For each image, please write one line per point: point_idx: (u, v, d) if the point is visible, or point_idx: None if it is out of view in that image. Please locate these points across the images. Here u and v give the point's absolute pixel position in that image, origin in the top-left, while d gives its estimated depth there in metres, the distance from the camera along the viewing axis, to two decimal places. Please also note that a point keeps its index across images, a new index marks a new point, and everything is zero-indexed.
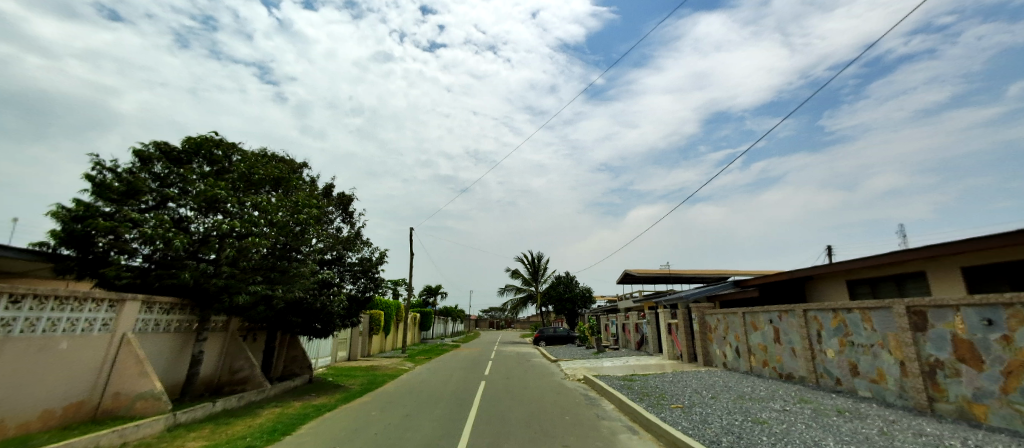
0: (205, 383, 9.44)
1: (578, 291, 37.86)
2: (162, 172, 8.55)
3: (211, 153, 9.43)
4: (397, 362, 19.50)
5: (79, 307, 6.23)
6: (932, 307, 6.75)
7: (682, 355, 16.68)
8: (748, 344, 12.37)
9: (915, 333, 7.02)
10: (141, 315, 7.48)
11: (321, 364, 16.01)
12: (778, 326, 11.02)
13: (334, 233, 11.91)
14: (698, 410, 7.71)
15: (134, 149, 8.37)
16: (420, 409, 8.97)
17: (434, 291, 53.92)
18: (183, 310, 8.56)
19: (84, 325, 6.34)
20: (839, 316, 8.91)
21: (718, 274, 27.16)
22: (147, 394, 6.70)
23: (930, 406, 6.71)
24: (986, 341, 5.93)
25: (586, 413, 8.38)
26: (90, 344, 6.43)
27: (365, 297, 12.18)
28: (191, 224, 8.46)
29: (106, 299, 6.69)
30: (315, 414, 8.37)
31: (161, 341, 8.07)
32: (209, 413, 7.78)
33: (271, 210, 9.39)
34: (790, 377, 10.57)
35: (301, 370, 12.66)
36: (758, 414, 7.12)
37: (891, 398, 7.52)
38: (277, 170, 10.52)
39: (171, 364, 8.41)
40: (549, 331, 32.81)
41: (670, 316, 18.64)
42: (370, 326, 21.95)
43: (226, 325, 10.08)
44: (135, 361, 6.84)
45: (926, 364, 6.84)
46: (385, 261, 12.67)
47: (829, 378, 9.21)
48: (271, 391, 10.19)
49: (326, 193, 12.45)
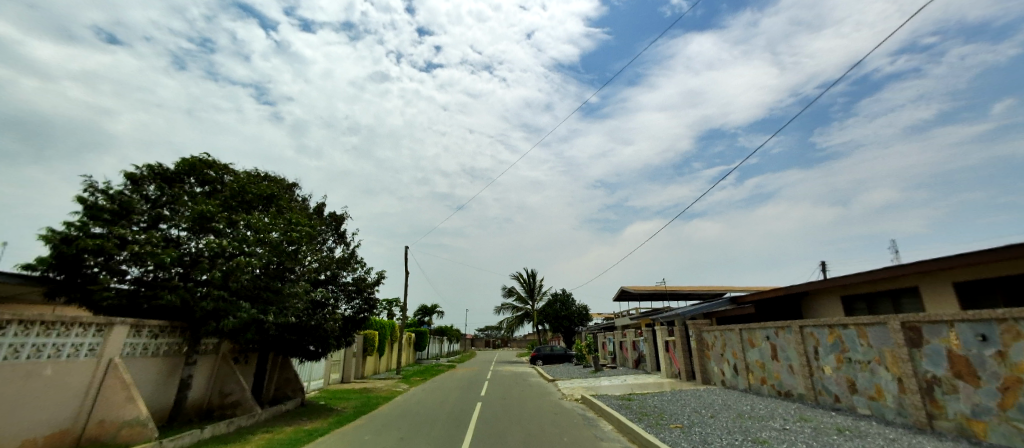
0: (194, 409, 9.19)
1: (575, 309, 37.61)
2: (154, 194, 8.54)
3: (204, 174, 9.47)
4: (392, 383, 19.21)
5: (65, 331, 6.12)
6: (926, 322, 6.76)
7: (680, 373, 16.49)
8: (746, 361, 12.31)
9: (911, 349, 7.01)
10: (130, 339, 7.34)
11: (314, 387, 15.72)
12: (775, 342, 10.97)
13: (329, 253, 11.82)
14: (697, 430, 7.58)
15: (126, 171, 8.36)
16: (416, 432, 8.81)
17: (428, 310, 53.42)
18: (173, 334, 8.38)
19: (70, 350, 6.22)
20: (835, 332, 8.90)
21: (713, 291, 27.18)
22: (133, 421, 6.55)
23: (931, 423, 6.64)
24: (981, 357, 5.92)
25: (585, 434, 8.24)
26: (76, 370, 6.29)
27: (360, 317, 12.05)
28: (183, 244, 8.43)
29: (94, 323, 6.58)
30: (307, 439, 8.19)
31: (149, 366, 7.88)
32: (197, 439, 7.57)
33: (263, 229, 9.42)
34: (788, 395, 10.47)
35: (293, 393, 12.41)
36: (758, 433, 7.03)
37: (890, 415, 7.45)
38: (270, 188, 10.55)
39: (160, 388, 8.21)
40: (546, 350, 32.52)
41: (668, 333, 18.46)
42: (364, 347, 21.67)
43: (217, 348, 9.90)
44: (121, 387, 6.69)
45: (924, 380, 6.79)
46: (380, 280, 12.56)
47: (828, 395, 9.11)
48: (263, 416, 9.94)
49: (318, 213, 12.40)
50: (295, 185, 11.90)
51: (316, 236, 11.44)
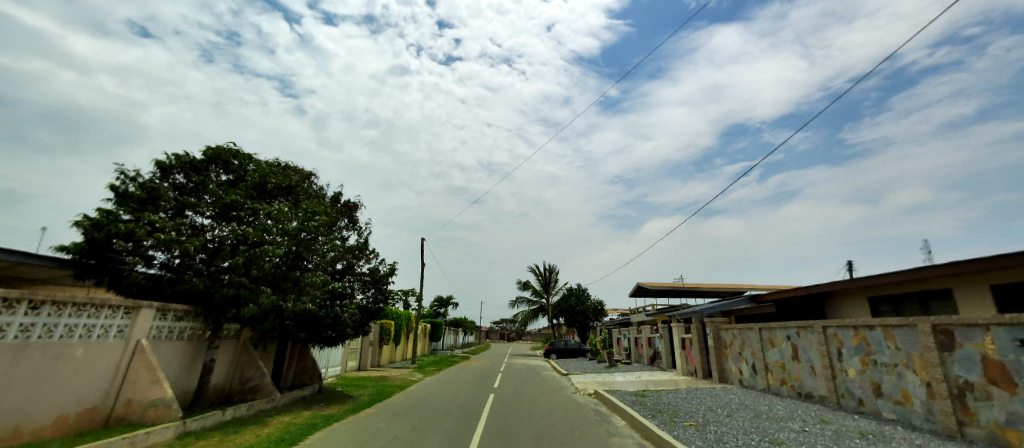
0: (216, 392, 9.46)
1: (590, 304, 37.43)
2: (181, 182, 8.75)
3: (228, 163, 9.65)
4: (406, 373, 19.49)
5: (95, 313, 6.35)
6: (959, 326, 6.48)
7: (696, 371, 16.26)
8: (765, 361, 12.03)
9: (941, 353, 6.73)
10: (156, 322, 7.59)
11: (331, 374, 16.05)
12: (796, 342, 10.69)
13: (344, 243, 11.97)
14: (713, 429, 7.46)
15: (156, 159, 8.56)
16: (428, 422, 8.88)
17: (443, 302, 53.89)
18: (197, 318, 8.62)
19: (100, 331, 6.45)
20: (860, 334, 8.61)
21: (732, 289, 26.67)
22: (158, 402, 6.78)
23: (961, 430, 6.38)
24: (1018, 363, 5.64)
25: (597, 429, 8.20)
26: (106, 350, 6.53)
27: (376, 308, 12.19)
28: (209, 231, 8.68)
29: (122, 306, 6.81)
30: (323, 424, 8.35)
31: (174, 349, 8.14)
32: (219, 421, 7.81)
33: (283, 219, 9.60)
34: (809, 397, 10.20)
35: (311, 379, 12.68)
36: (776, 434, 6.88)
37: (917, 421, 7.18)
38: (290, 178, 10.74)
39: (185, 371, 8.50)
40: (560, 345, 32.48)
41: (684, 330, 18.20)
42: (380, 337, 22.02)
43: (238, 333, 10.16)
44: (148, 368, 6.92)
45: (955, 386, 6.52)
46: (394, 271, 12.70)
47: (851, 398, 8.84)
48: (281, 401, 10.19)
49: (334, 202, 12.55)
50: (314, 174, 12.06)
51: (332, 226, 11.60)
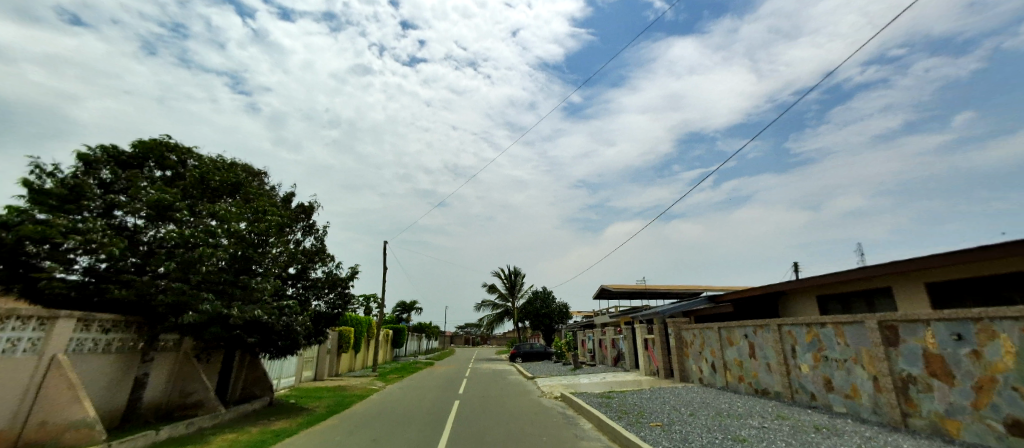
0: (151, 409, 8.65)
1: (555, 307, 37.60)
2: (108, 178, 7.91)
3: (163, 158, 8.89)
4: (367, 381, 18.75)
5: (1, 325, 5.59)
6: (903, 321, 6.79)
7: (658, 371, 16.53)
8: (724, 359, 12.35)
9: (888, 348, 7.04)
10: (77, 334, 6.82)
11: (284, 384, 15.16)
12: (753, 340, 11.02)
13: (298, 246, 11.31)
14: (678, 428, 7.46)
15: (78, 153, 7.74)
16: (388, 433, 8.45)
17: (407, 307, 52.74)
18: (128, 328, 7.86)
19: (6, 346, 5.69)
20: (813, 331, 8.93)
21: (691, 290, 27.48)
22: (80, 423, 6.14)
23: (905, 421, 6.68)
24: (956, 356, 5.95)
25: (564, 433, 8.07)
26: (14, 367, 5.78)
27: (334, 314, 11.61)
28: (142, 233, 7.98)
29: (35, 316, 6.06)
30: (273, 440, 7.76)
31: (100, 363, 7.36)
32: (152, 442, 7.10)
33: (228, 220, 8.91)
34: (765, 393, 10.52)
35: (261, 391, 11.91)
36: (738, 431, 6.95)
37: (865, 413, 7.50)
38: (235, 175, 10.05)
39: (112, 387, 7.72)
40: (525, 348, 32.37)
41: (647, 331, 18.49)
42: (339, 344, 21.10)
43: (178, 344, 9.37)
44: (66, 385, 6.20)
45: (899, 379, 6.84)
46: (353, 275, 12.13)
47: (804, 393, 9.16)
48: (227, 416, 9.47)
49: (287, 202, 11.86)
50: (264, 173, 11.36)
51: (285, 227, 10.94)
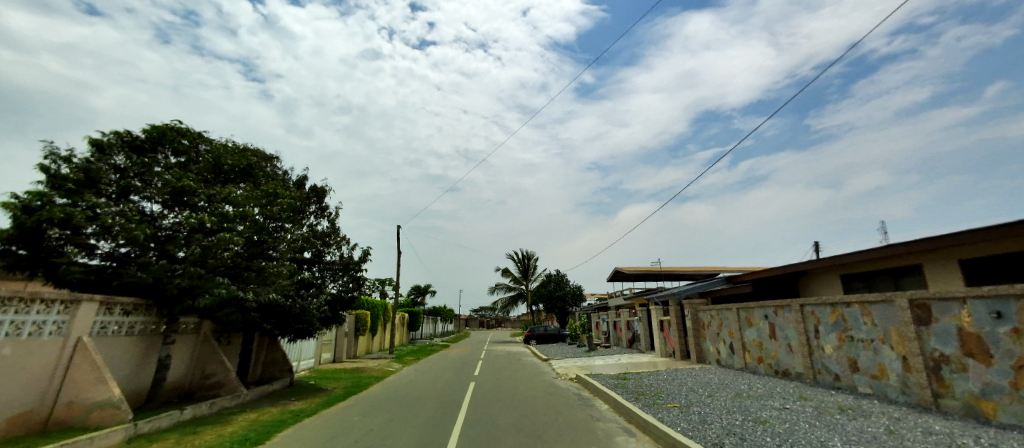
0: (174, 389, 8.84)
1: (569, 289, 37.58)
2: (123, 163, 7.94)
3: (176, 143, 8.89)
4: (384, 363, 19.02)
5: (25, 308, 5.68)
6: (936, 299, 6.50)
7: (674, 352, 16.40)
8: (743, 340, 12.15)
9: (918, 328, 6.77)
10: (100, 317, 6.93)
11: (303, 367, 15.43)
12: (774, 321, 10.78)
13: (311, 229, 11.33)
14: (696, 410, 7.34)
15: (91, 138, 7.73)
16: (405, 414, 8.49)
17: (421, 291, 53.37)
18: (148, 311, 7.98)
19: (31, 328, 5.79)
20: (837, 311, 8.67)
21: (707, 271, 27.13)
22: (105, 403, 6.20)
23: (936, 402, 6.46)
24: (994, 334, 5.67)
25: (580, 414, 8.01)
26: (40, 349, 5.89)
27: (348, 297, 11.71)
28: (160, 218, 8.01)
29: (58, 300, 6.15)
30: (292, 420, 7.86)
31: (123, 346, 7.50)
32: (176, 421, 7.25)
33: (242, 205, 8.95)
34: (786, 374, 10.33)
35: (280, 373, 12.12)
36: (758, 413, 6.81)
37: (893, 394, 7.28)
38: (248, 159, 10.05)
39: (136, 369, 7.88)
40: (540, 330, 32.48)
41: (663, 312, 18.31)
42: (355, 327, 21.39)
43: (198, 327, 9.53)
44: (91, 366, 6.30)
45: (931, 359, 6.58)
46: (367, 258, 12.15)
47: (827, 374, 8.95)
48: (248, 397, 9.65)
49: (300, 186, 11.86)
50: (276, 157, 11.34)
51: (298, 211, 10.94)
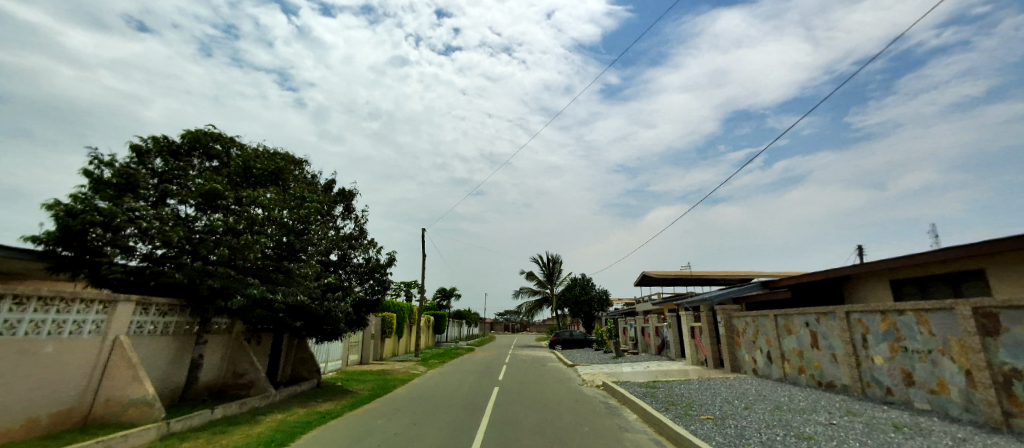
0: (206, 388, 9.02)
1: (595, 294, 36.97)
2: (161, 168, 8.24)
3: (209, 148, 9.12)
4: (409, 366, 19.05)
5: (66, 308, 5.86)
6: (1005, 308, 5.91)
7: (707, 360, 15.76)
8: (782, 349, 11.52)
9: (984, 338, 6.18)
10: (136, 317, 7.12)
11: (330, 368, 15.61)
12: (816, 329, 10.15)
13: (338, 232, 11.43)
14: (732, 422, 6.91)
15: (131, 143, 8.02)
16: (428, 418, 8.35)
17: (446, 294, 53.68)
18: (182, 312, 8.17)
19: (71, 327, 5.97)
20: (889, 319, 8.05)
21: (740, 276, 26.12)
22: (139, 401, 6.34)
23: (1006, 422, 5.84)
24: None
25: (607, 423, 7.70)
26: (79, 347, 6.07)
27: (374, 299, 11.76)
28: (193, 221, 8.20)
29: (97, 300, 6.33)
30: (318, 421, 7.85)
31: (158, 345, 7.69)
32: (207, 420, 7.36)
33: (271, 207, 9.07)
34: (830, 385, 9.69)
35: (308, 373, 12.25)
36: (801, 428, 6.34)
37: (955, 411, 6.66)
38: (277, 163, 10.23)
39: (170, 368, 8.07)
40: (565, 335, 32.00)
41: (693, 318, 17.67)
42: (381, 329, 21.57)
43: (230, 327, 9.73)
44: (127, 365, 6.46)
45: (1000, 373, 5.97)
46: (392, 261, 12.18)
47: (878, 387, 8.31)
48: (277, 397, 9.76)
49: (327, 189, 12.02)
50: (304, 161, 11.53)
51: (325, 214, 11.07)
